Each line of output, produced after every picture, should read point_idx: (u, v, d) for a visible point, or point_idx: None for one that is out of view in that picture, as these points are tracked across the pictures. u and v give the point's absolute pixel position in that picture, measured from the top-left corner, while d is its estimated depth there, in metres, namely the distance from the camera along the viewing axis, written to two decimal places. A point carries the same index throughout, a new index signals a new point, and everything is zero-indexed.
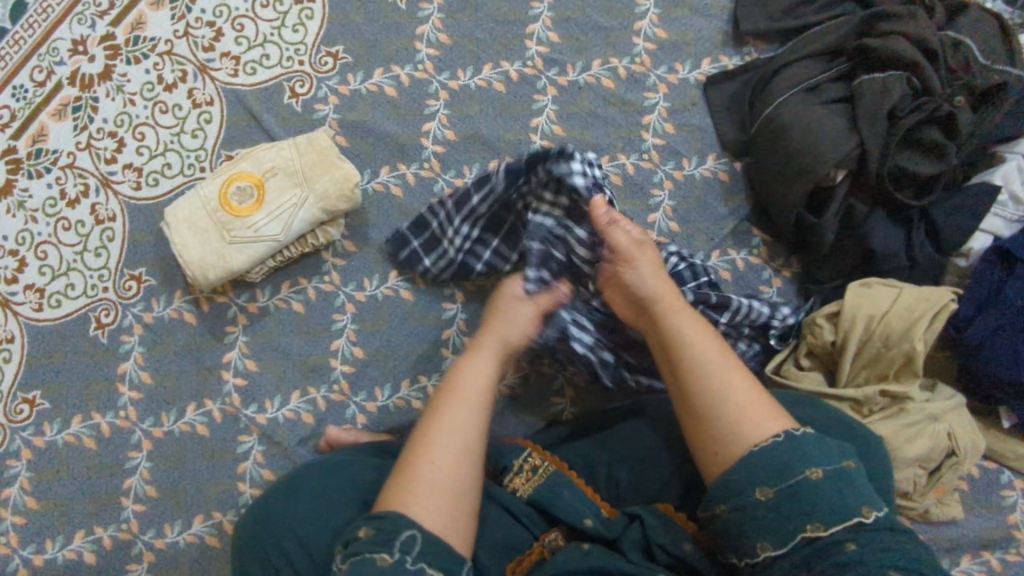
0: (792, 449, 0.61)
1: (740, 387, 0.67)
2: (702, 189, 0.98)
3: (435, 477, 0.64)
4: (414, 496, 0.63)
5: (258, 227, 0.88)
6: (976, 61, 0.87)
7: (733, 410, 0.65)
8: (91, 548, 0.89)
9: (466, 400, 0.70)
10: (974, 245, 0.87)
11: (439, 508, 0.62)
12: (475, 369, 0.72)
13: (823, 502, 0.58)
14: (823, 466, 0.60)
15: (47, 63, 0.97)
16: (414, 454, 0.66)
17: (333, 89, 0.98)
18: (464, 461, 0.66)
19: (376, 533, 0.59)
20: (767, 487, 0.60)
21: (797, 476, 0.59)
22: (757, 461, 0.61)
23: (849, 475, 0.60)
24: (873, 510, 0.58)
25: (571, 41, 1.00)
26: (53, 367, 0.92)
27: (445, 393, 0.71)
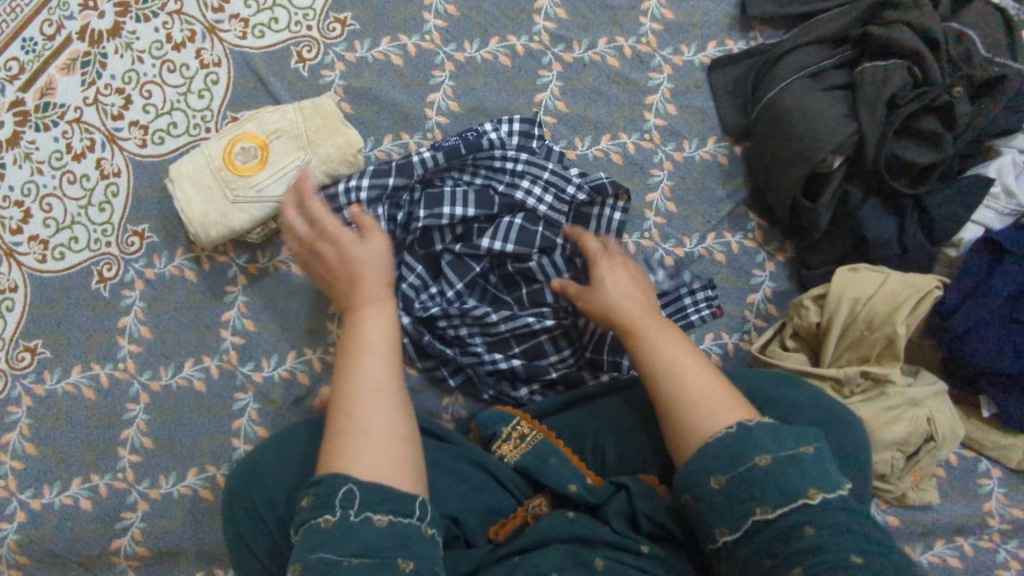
0: (742, 435, 0.61)
1: (705, 381, 0.68)
2: (701, 171, 0.99)
3: (362, 425, 0.65)
4: (345, 453, 0.63)
5: (260, 188, 0.90)
6: (977, 52, 0.87)
7: (700, 400, 0.66)
8: (87, 495, 0.91)
9: (367, 347, 0.71)
10: (965, 236, 0.89)
11: (373, 455, 0.63)
12: (372, 320, 0.74)
13: (772, 487, 0.58)
14: (773, 453, 0.59)
15: (57, 17, 0.97)
16: (338, 413, 0.66)
17: (340, 55, 0.98)
18: (382, 402, 0.67)
19: (316, 499, 0.59)
20: (719, 476, 0.60)
21: (748, 464, 0.60)
22: (712, 452, 0.62)
23: (804, 459, 0.59)
24: (821, 493, 0.57)
25: (578, 18, 1.01)
26: (55, 318, 0.94)
27: (348, 350, 0.71)
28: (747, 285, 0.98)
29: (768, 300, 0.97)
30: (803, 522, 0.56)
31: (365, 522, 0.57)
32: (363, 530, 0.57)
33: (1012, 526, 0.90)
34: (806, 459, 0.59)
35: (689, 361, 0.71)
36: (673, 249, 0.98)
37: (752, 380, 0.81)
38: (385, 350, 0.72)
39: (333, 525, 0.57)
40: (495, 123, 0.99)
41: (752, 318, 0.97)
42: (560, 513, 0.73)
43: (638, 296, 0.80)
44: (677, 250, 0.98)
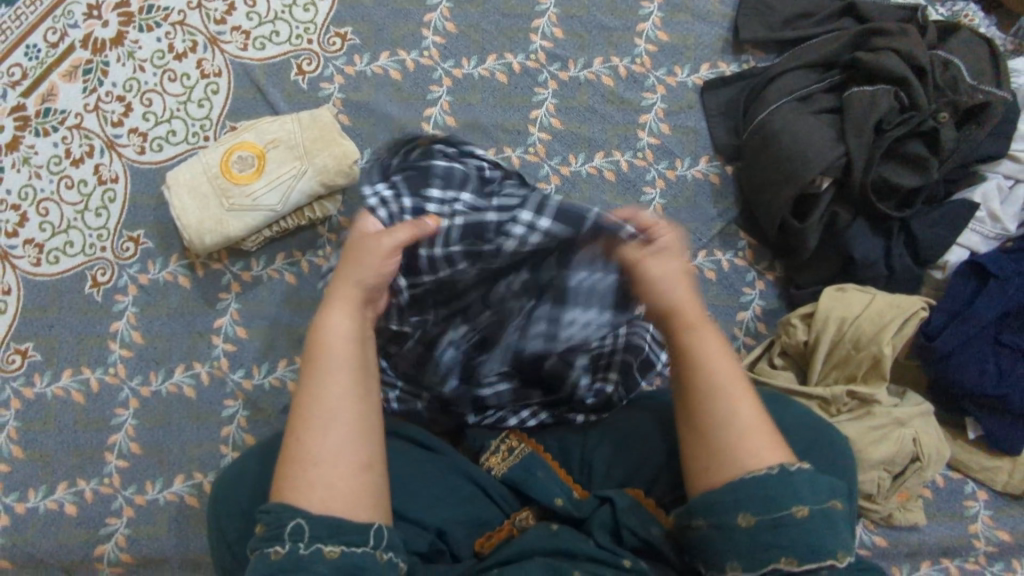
0: (787, 483, 0.59)
1: (750, 414, 0.65)
2: (693, 190, 1.01)
3: (317, 452, 0.62)
4: (298, 481, 0.61)
5: (256, 196, 0.91)
6: (963, 81, 0.90)
7: (746, 433, 0.63)
8: (73, 500, 0.91)
9: (333, 359, 0.66)
10: (950, 258, 0.90)
11: (332, 488, 0.61)
12: (337, 321, 0.68)
13: (802, 541, 0.57)
14: (810, 505, 0.58)
15: (61, 25, 0.99)
16: (291, 437, 0.63)
17: (340, 69, 1.00)
18: (340, 425, 0.63)
19: (268, 528, 0.59)
20: (750, 515, 0.59)
21: (785, 511, 0.58)
22: (749, 491, 0.60)
23: (836, 515, 0.59)
24: (848, 555, 0.57)
25: (574, 38, 1.03)
26: (47, 321, 0.94)
27: (314, 357, 0.67)
28: (737, 303, 0.99)
29: (757, 318, 0.98)
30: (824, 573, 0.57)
31: (313, 556, 0.57)
32: (313, 563, 0.56)
33: (998, 549, 0.90)
34: (836, 514, 0.59)
35: (742, 390, 0.67)
36: None
37: None
38: (349, 358, 0.67)
39: (280, 558, 0.56)
40: (491, 139, 1.00)
41: (741, 335, 0.98)
42: (545, 526, 0.73)
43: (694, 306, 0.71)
44: None
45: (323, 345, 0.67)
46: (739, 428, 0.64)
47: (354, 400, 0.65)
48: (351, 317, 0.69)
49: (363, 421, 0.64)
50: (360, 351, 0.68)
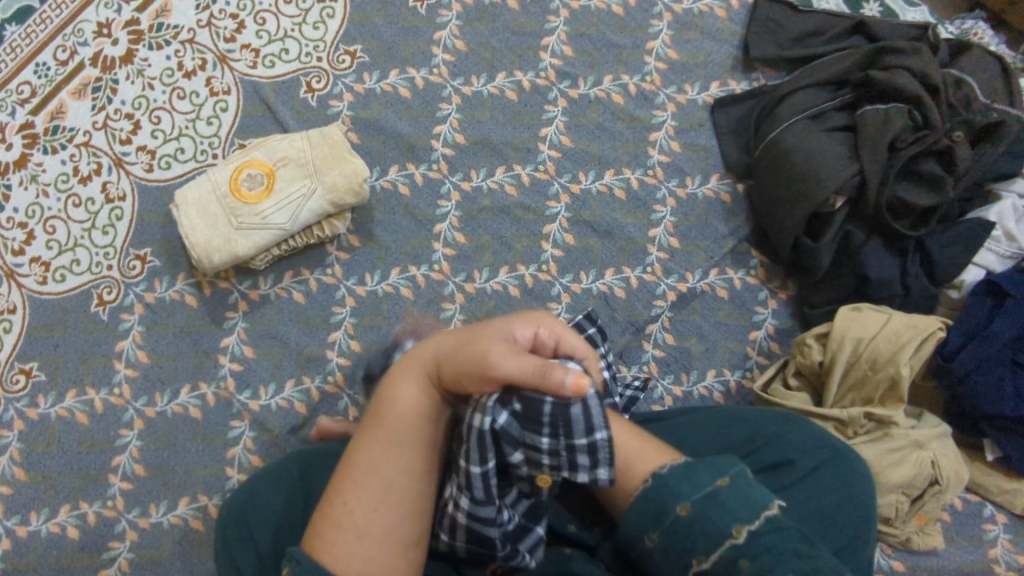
0: (657, 486, 0.58)
1: (621, 421, 0.66)
2: (704, 208, 1.00)
3: (361, 523, 0.56)
4: (336, 546, 0.55)
5: (265, 215, 0.90)
6: (976, 99, 0.89)
7: (623, 442, 0.64)
8: (75, 523, 0.90)
9: (396, 428, 0.59)
10: (967, 277, 0.89)
11: (367, 556, 0.55)
12: (409, 386, 0.60)
13: (699, 536, 0.55)
14: (691, 497, 0.56)
15: (71, 43, 0.99)
16: (335, 492, 0.57)
17: (349, 86, 1.00)
18: (390, 503, 0.57)
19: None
20: (651, 533, 0.57)
21: (671, 514, 0.56)
22: (635, 511, 0.59)
23: (723, 495, 0.55)
24: (744, 528, 0.53)
25: (584, 55, 1.03)
26: (52, 340, 0.93)
27: (376, 418, 0.60)
28: (749, 322, 0.97)
29: (770, 337, 0.97)
30: (737, 557, 0.53)
31: None
32: None
33: None
34: (721, 494, 0.56)
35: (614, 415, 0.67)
36: (675, 284, 0.98)
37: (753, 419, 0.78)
38: (417, 433, 0.59)
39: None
40: (500, 156, 1.00)
41: (754, 355, 0.97)
42: (556, 548, 0.70)
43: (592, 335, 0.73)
44: (679, 286, 0.98)
45: (391, 409, 0.60)
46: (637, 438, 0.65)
47: (411, 467, 0.58)
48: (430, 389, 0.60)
49: (412, 507, 0.58)
50: (431, 426, 0.60)
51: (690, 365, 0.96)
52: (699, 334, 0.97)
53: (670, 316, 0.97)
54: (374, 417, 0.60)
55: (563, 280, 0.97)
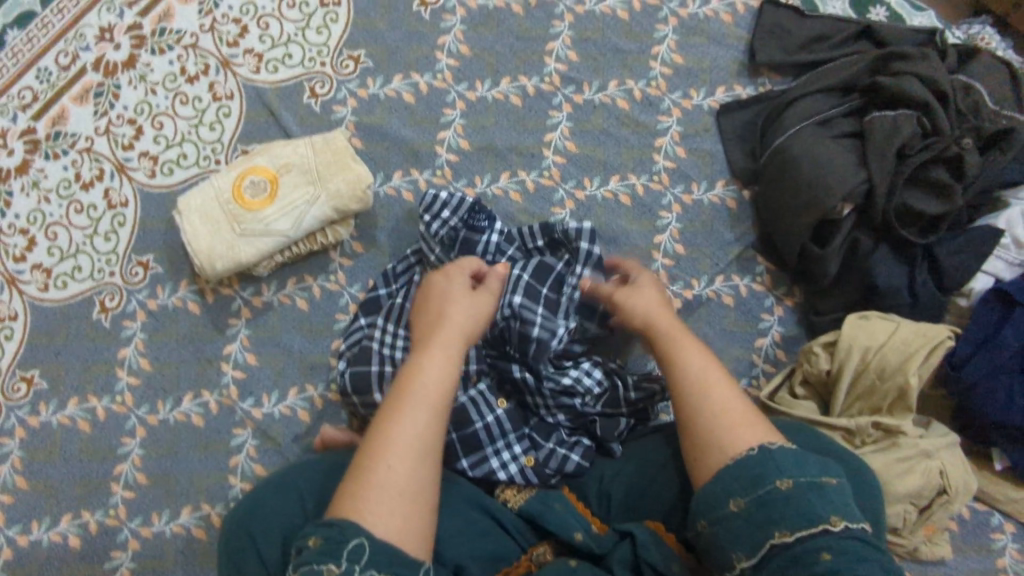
0: (762, 459, 0.62)
1: (731, 399, 0.69)
2: (710, 214, 0.99)
3: (395, 479, 0.63)
4: (366, 500, 0.62)
5: (268, 222, 0.89)
6: (985, 105, 0.88)
7: (728, 418, 0.67)
8: (77, 532, 0.89)
9: (425, 397, 0.68)
10: (975, 285, 0.89)
11: (394, 513, 0.62)
12: (435, 361, 0.71)
13: (795, 510, 0.58)
14: (795, 475, 0.60)
15: (73, 48, 0.98)
16: (368, 456, 0.65)
17: (352, 92, 0.99)
18: (417, 459, 0.65)
19: (324, 542, 0.59)
20: (738, 499, 0.61)
21: (768, 486, 0.60)
22: (730, 473, 0.62)
23: (825, 488, 0.60)
24: (843, 520, 0.57)
25: (589, 60, 1.02)
26: (53, 348, 0.93)
27: (402, 389, 0.69)
28: (755, 329, 0.97)
29: (776, 345, 0.97)
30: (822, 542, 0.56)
31: None
32: None
33: None
34: (827, 487, 0.60)
35: (721, 381, 0.70)
36: (681, 290, 0.97)
37: None
38: (440, 396, 0.69)
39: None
40: (505, 162, 0.99)
41: (760, 363, 0.96)
42: (564, 561, 0.70)
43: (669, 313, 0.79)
44: (685, 293, 0.97)
45: (415, 383, 0.69)
46: (715, 413, 0.67)
47: (438, 430, 0.68)
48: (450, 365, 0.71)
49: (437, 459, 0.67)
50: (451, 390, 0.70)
51: None
52: (705, 341, 0.96)
53: None
54: (398, 387, 0.69)
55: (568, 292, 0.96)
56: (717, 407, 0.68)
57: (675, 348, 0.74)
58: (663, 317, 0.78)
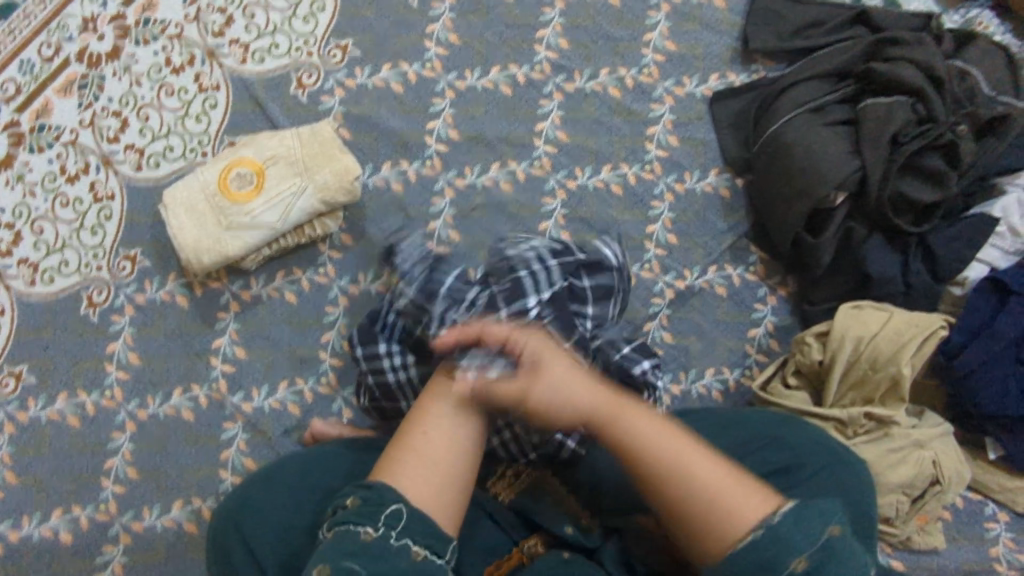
0: (810, 508, 0.54)
1: (713, 472, 0.57)
2: (702, 203, 0.98)
3: (436, 450, 0.63)
4: (405, 463, 0.62)
5: (255, 215, 0.88)
6: (981, 92, 0.87)
7: (712, 488, 0.56)
8: (68, 527, 0.89)
9: (476, 378, 0.68)
10: (970, 274, 0.88)
11: (428, 479, 0.61)
12: (481, 353, 0.71)
13: (844, 566, 0.53)
14: (808, 553, 0.52)
15: (56, 39, 0.97)
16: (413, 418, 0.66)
17: (340, 82, 0.98)
18: (457, 429, 0.65)
19: (361, 504, 0.58)
20: (802, 555, 0.52)
21: (825, 538, 0.52)
22: (786, 530, 0.52)
23: (837, 547, 0.53)
24: None
25: (580, 48, 1.00)
26: (41, 343, 0.92)
27: (454, 367, 0.69)
28: (749, 319, 0.96)
29: (769, 335, 0.96)
30: None
31: (403, 550, 0.56)
32: (398, 557, 0.55)
33: None
34: (836, 545, 0.53)
35: (691, 452, 0.59)
36: (674, 281, 0.97)
37: (751, 420, 0.79)
38: (483, 382, 0.68)
39: (372, 541, 0.55)
40: (494, 151, 0.98)
41: (753, 353, 0.95)
42: (555, 553, 0.71)
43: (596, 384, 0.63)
44: (678, 283, 0.96)
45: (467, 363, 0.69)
46: (705, 496, 0.56)
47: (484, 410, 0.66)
48: (494, 354, 0.71)
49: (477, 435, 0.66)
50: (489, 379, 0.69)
51: (688, 365, 0.95)
52: (697, 332, 0.96)
53: (668, 314, 0.96)
54: (451, 367, 0.69)
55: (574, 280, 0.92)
56: (705, 478, 0.57)
57: (620, 417, 0.61)
58: (603, 395, 0.62)
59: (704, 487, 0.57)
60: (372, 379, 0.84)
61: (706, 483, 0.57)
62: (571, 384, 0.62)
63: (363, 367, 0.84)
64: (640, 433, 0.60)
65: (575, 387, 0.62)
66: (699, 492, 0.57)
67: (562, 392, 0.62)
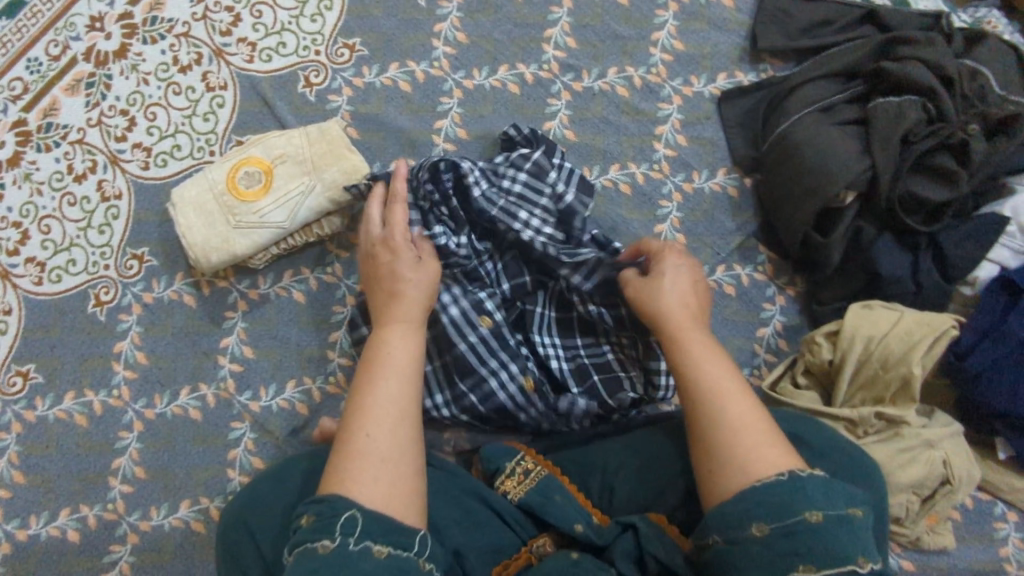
0: (794, 488, 0.60)
1: (747, 411, 0.68)
2: (711, 202, 0.98)
3: (381, 447, 0.65)
4: (354, 475, 0.63)
5: (264, 213, 0.88)
6: (992, 91, 0.87)
7: (744, 429, 0.66)
8: (76, 526, 0.89)
9: (394, 366, 0.72)
10: (980, 274, 0.88)
11: (377, 482, 0.63)
12: (397, 337, 0.74)
13: (834, 546, 0.57)
14: (825, 510, 0.58)
15: (63, 37, 0.97)
16: (350, 426, 0.67)
17: (348, 81, 0.98)
18: (394, 422, 0.68)
19: (317, 521, 0.60)
20: (762, 525, 0.59)
21: (797, 517, 0.58)
22: (758, 499, 0.61)
23: (857, 522, 0.59)
24: (870, 561, 0.56)
25: (588, 47, 1.00)
26: (48, 342, 0.92)
27: (373, 363, 0.72)
28: (757, 319, 0.96)
29: (778, 335, 0.96)
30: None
31: (364, 552, 0.57)
32: (361, 561, 0.56)
33: None
34: (857, 522, 0.59)
35: (742, 391, 0.70)
36: None
37: (763, 418, 0.79)
38: (406, 360, 0.72)
39: (330, 553, 0.57)
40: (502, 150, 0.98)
41: (761, 353, 0.95)
42: (565, 554, 0.70)
43: (685, 310, 0.78)
44: None
45: (383, 356, 0.72)
46: (730, 425, 0.67)
47: (411, 395, 0.70)
48: (410, 334, 0.75)
49: (415, 418, 0.69)
50: (413, 356, 0.73)
51: None
52: None
53: None
54: (371, 362, 0.72)
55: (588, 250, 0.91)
56: (742, 415, 0.67)
57: (696, 350, 0.73)
58: (681, 318, 0.77)
59: (737, 420, 0.67)
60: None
61: (741, 418, 0.67)
62: (664, 296, 0.78)
63: None
64: (703, 366, 0.72)
65: (668, 300, 0.78)
66: (731, 435, 0.66)
67: (669, 303, 0.77)
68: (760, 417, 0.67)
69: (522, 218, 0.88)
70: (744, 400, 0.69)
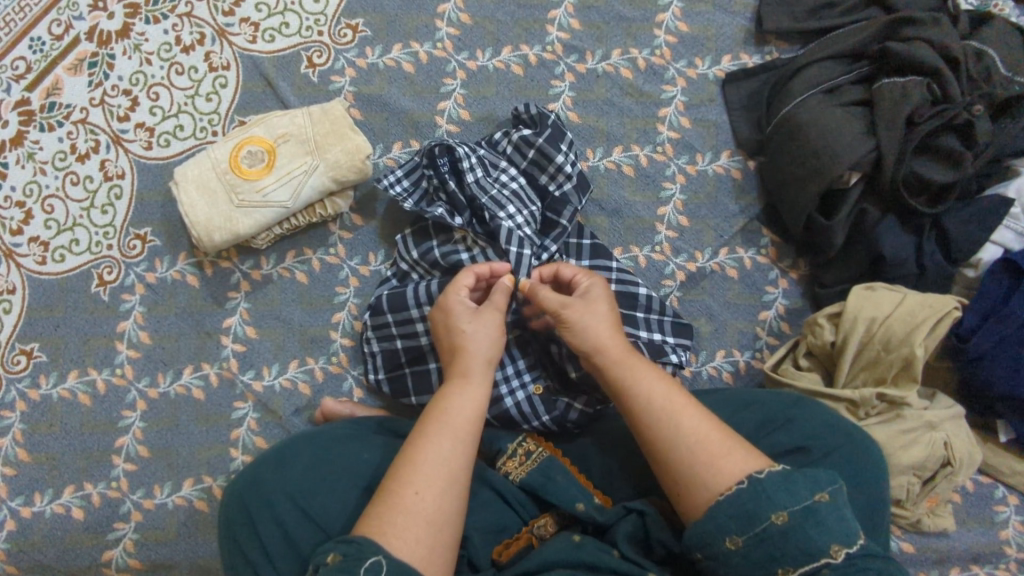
0: (756, 494, 0.60)
1: (702, 427, 0.67)
2: (714, 185, 0.98)
3: (426, 508, 0.62)
4: (391, 523, 0.60)
5: (266, 192, 0.88)
6: (997, 73, 0.85)
7: (700, 446, 0.65)
8: (79, 504, 0.89)
9: (456, 427, 0.67)
10: (984, 255, 0.87)
11: (415, 541, 0.60)
12: (463, 395, 0.69)
13: (794, 547, 0.57)
14: (790, 508, 0.58)
15: (66, 17, 0.96)
16: (393, 479, 0.64)
17: (351, 62, 0.97)
18: (443, 489, 0.63)
19: (343, 560, 0.57)
20: (735, 536, 0.59)
21: (765, 522, 0.58)
22: (725, 511, 0.60)
23: (823, 512, 0.58)
24: (843, 549, 0.57)
25: (592, 29, 1.00)
26: (52, 321, 0.92)
27: (432, 418, 0.68)
28: (760, 301, 0.96)
29: (780, 318, 0.96)
30: (821, 567, 0.57)
31: None
32: None
33: None
34: (824, 509, 0.58)
35: (684, 406, 0.69)
36: (685, 263, 0.96)
37: (763, 403, 0.78)
38: (472, 424, 0.68)
39: None
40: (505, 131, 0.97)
41: (764, 336, 0.95)
42: (566, 538, 0.69)
43: (618, 338, 0.74)
44: (689, 265, 0.96)
45: (445, 414, 0.68)
46: (684, 447, 0.65)
47: (462, 462, 0.66)
48: (474, 394, 0.70)
49: (464, 487, 0.65)
50: (476, 420, 0.69)
51: (698, 347, 0.95)
52: (708, 314, 0.95)
53: (678, 296, 0.96)
54: (431, 418, 0.68)
55: (584, 241, 0.92)
56: (691, 438, 0.66)
57: (629, 373, 0.72)
58: (613, 343, 0.74)
59: (691, 441, 0.65)
60: (400, 344, 0.88)
61: (693, 441, 0.65)
62: (588, 325, 0.74)
63: (372, 332, 0.89)
64: (650, 392, 0.70)
65: (592, 330, 0.74)
66: (689, 455, 0.65)
67: (591, 333, 0.74)
68: (713, 431, 0.66)
69: (508, 211, 0.88)
70: (689, 414, 0.68)
